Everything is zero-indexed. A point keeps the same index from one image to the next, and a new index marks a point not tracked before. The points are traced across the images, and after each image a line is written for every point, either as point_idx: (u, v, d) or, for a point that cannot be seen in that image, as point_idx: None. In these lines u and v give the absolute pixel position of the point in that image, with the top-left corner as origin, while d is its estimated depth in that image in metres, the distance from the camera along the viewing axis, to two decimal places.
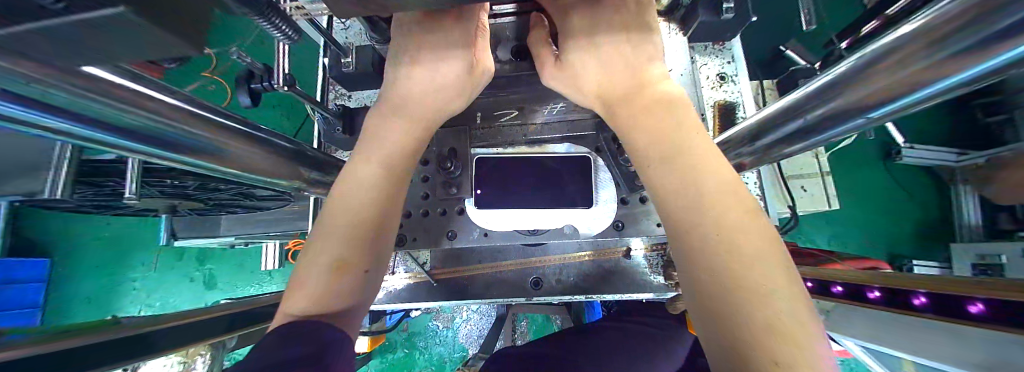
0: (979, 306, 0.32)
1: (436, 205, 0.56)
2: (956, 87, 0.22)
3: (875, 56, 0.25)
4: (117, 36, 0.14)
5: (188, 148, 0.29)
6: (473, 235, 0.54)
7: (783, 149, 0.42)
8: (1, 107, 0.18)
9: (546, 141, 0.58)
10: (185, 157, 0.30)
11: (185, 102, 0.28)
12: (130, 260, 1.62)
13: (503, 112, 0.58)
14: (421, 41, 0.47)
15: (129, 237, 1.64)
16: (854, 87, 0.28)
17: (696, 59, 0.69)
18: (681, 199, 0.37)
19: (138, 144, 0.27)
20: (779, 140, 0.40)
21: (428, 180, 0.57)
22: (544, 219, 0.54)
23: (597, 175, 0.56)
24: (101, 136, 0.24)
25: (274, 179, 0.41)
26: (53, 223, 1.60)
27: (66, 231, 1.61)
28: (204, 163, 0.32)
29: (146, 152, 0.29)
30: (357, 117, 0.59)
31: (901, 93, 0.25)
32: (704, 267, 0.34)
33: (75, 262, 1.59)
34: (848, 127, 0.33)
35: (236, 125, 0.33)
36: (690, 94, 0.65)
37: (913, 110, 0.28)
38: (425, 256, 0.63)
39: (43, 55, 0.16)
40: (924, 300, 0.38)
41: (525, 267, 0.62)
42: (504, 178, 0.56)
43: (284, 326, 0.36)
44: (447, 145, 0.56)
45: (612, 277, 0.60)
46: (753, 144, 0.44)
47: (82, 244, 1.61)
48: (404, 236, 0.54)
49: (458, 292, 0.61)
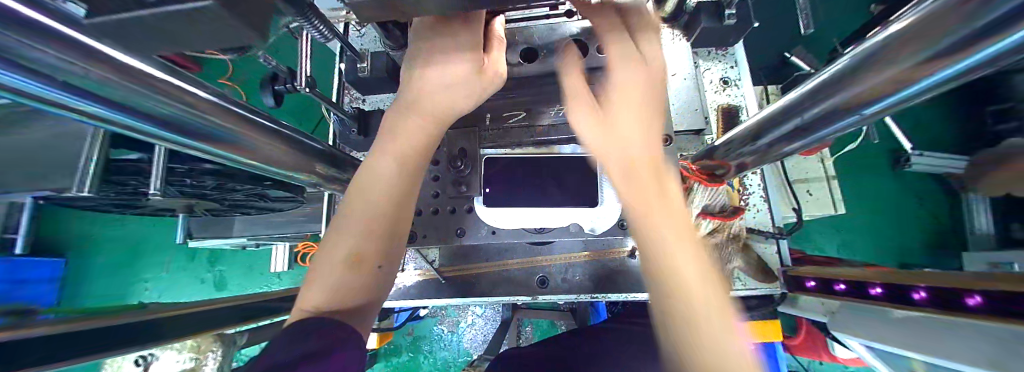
0: (976, 298, 0.34)
1: (446, 203, 0.57)
2: (941, 83, 0.24)
3: (861, 56, 0.26)
4: (182, 29, 0.16)
5: (220, 139, 0.32)
6: (481, 232, 0.56)
7: (785, 146, 0.43)
8: (63, 98, 0.21)
9: (553, 143, 0.59)
10: (217, 148, 0.33)
11: (219, 98, 0.30)
12: (143, 261, 1.66)
13: (512, 113, 0.59)
14: (430, 43, 0.45)
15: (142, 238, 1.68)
16: (848, 85, 0.29)
17: (700, 64, 0.71)
18: (646, 217, 0.33)
19: (174, 133, 0.29)
20: (780, 138, 0.41)
21: (438, 178, 0.58)
22: (551, 218, 0.55)
23: (603, 175, 0.56)
24: (145, 127, 0.27)
25: (293, 172, 0.44)
26: (72, 224, 1.65)
27: (82, 231, 1.66)
28: (231, 154, 0.35)
29: (183, 142, 0.31)
30: (371, 118, 0.62)
31: (892, 89, 0.26)
32: (664, 295, 0.30)
33: (91, 263, 1.63)
34: (849, 123, 0.33)
35: (263, 121, 0.35)
36: (695, 99, 0.66)
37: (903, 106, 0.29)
38: (433, 254, 0.65)
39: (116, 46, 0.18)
40: (924, 294, 0.39)
41: (531, 267, 0.63)
42: (514, 178, 0.57)
43: (305, 322, 0.38)
44: (459, 146, 0.57)
45: (618, 277, 0.61)
46: (755, 143, 0.46)
47: (98, 244, 1.66)
48: (415, 233, 0.56)
49: (467, 290, 0.62)
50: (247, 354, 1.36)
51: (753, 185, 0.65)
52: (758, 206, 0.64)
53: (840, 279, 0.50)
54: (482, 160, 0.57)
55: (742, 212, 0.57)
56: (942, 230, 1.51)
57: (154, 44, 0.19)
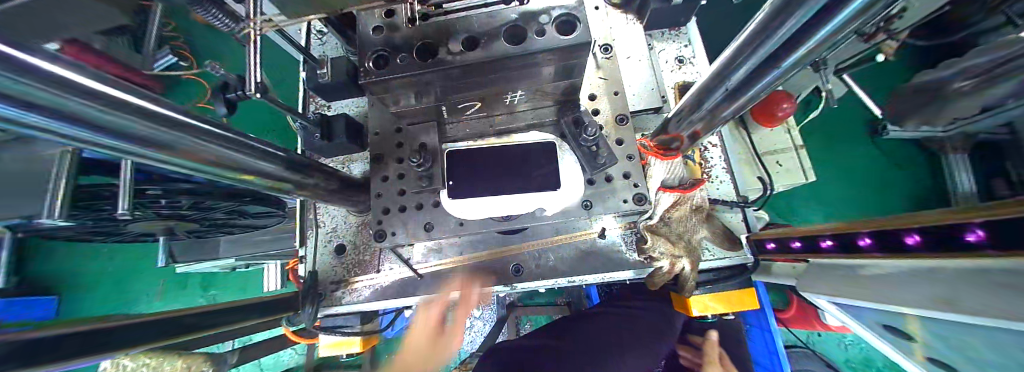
0: (914, 238, 0.36)
1: (412, 199, 0.58)
2: (845, 22, 0.25)
3: (772, 9, 0.28)
4: None
5: (186, 149, 0.32)
6: (448, 225, 0.56)
7: (729, 107, 0.45)
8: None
9: (513, 131, 0.59)
10: (172, 159, 0.32)
11: (178, 113, 0.30)
12: (134, 294, 1.64)
13: (467, 105, 0.53)
14: (426, 33, 0.45)
15: (132, 274, 1.66)
16: (769, 37, 0.30)
17: (654, 45, 0.73)
18: None
19: (113, 150, 0.28)
20: (721, 100, 0.43)
21: (403, 176, 0.58)
22: (515, 205, 0.56)
23: (562, 158, 0.57)
24: (84, 145, 0.27)
25: (255, 178, 0.43)
26: (63, 263, 1.65)
27: (74, 272, 1.65)
28: (190, 163, 0.34)
29: (139, 154, 0.30)
30: (335, 123, 0.63)
31: (804, 32, 0.27)
32: None
33: (81, 300, 1.62)
34: (774, 78, 0.36)
35: (218, 130, 0.35)
36: (651, 79, 0.67)
37: (820, 50, 0.30)
38: (409, 252, 0.65)
39: (35, 48, 0.19)
40: (869, 240, 0.42)
41: (504, 256, 0.64)
42: (476, 169, 0.57)
43: None
44: (419, 140, 0.57)
45: (589, 259, 0.62)
46: (701, 110, 0.47)
47: (89, 285, 1.64)
48: (385, 231, 0.56)
49: (444, 284, 0.63)
50: (249, 336, 1.34)
51: (714, 158, 0.66)
52: (720, 177, 0.65)
53: (796, 237, 0.52)
54: (442, 153, 0.56)
55: (701, 184, 0.58)
56: (925, 193, 1.53)
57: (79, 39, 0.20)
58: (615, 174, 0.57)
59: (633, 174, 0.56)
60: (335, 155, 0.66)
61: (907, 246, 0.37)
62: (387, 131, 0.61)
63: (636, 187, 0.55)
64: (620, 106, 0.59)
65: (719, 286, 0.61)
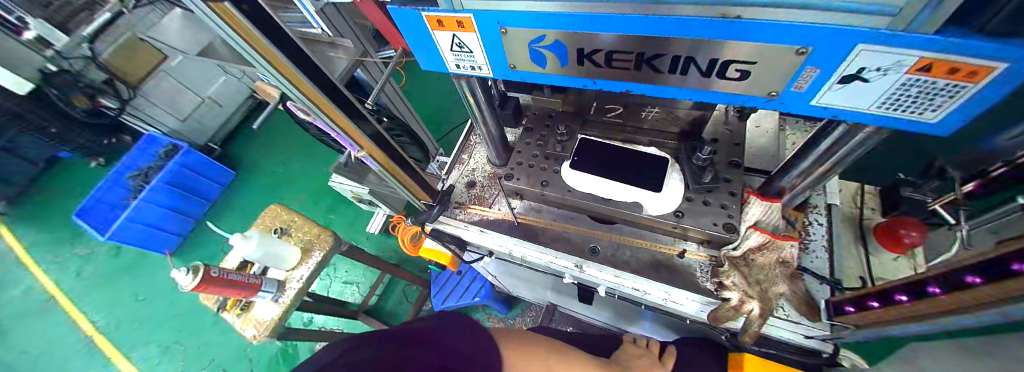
0: (978, 279, 0.35)
1: (540, 162, 0.79)
2: (895, 101, 0.38)
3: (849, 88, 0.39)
4: (506, 45, 0.54)
5: (471, 89, 0.71)
6: (560, 186, 0.74)
7: (824, 170, 0.57)
8: (472, 58, 0.60)
9: (637, 144, 0.74)
10: (461, 79, 0.69)
11: (472, 70, 0.64)
12: (284, 190, 2.26)
13: (611, 107, 0.76)
14: None
15: (303, 175, 2.29)
16: (846, 101, 0.41)
17: (787, 130, 0.82)
18: None
19: (462, 73, 0.66)
20: (816, 159, 0.57)
21: (541, 145, 0.81)
22: (616, 191, 0.67)
23: (669, 175, 0.68)
24: (465, 74, 0.67)
25: (475, 98, 0.73)
26: (258, 159, 2.43)
27: (264, 165, 2.40)
28: (463, 85, 0.70)
29: (461, 73, 0.67)
30: (511, 100, 0.90)
31: (835, 111, 0.44)
32: None
33: (247, 182, 2.35)
34: (860, 140, 0.48)
35: (466, 74, 0.66)
36: (773, 148, 0.78)
37: (909, 114, 0.39)
38: (516, 204, 0.83)
39: (494, 57, 0.58)
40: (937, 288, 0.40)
41: (587, 236, 0.76)
42: (592, 156, 0.71)
43: None
44: (564, 121, 0.81)
45: (663, 269, 0.70)
46: (798, 168, 0.61)
47: (262, 179, 2.34)
48: (513, 175, 0.78)
49: (530, 237, 0.78)
50: (344, 266, 1.76)
51: (816, 234, 0.73)
52: (816, 251, 0.72)
53: (875, 296, 0.51)
54: (578, 137, 0.75)
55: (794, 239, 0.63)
56: None
57: (483, 52, 0.58)
58: (710, 200, 0.67)
59: (729, 206, 0.66)
60: (508, 123, 0.92)
61: (973, 284, 0.35)
62: (544, 115, 0.85)
63: (728, 217, 0.65)
64: (735, 154, 0.70)
65: (791, 327, 0.64)
